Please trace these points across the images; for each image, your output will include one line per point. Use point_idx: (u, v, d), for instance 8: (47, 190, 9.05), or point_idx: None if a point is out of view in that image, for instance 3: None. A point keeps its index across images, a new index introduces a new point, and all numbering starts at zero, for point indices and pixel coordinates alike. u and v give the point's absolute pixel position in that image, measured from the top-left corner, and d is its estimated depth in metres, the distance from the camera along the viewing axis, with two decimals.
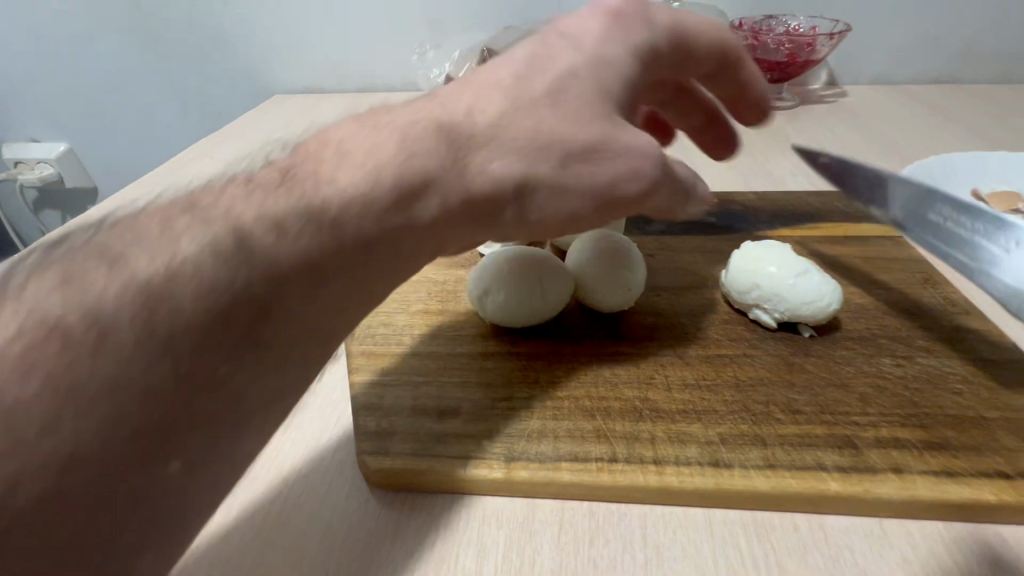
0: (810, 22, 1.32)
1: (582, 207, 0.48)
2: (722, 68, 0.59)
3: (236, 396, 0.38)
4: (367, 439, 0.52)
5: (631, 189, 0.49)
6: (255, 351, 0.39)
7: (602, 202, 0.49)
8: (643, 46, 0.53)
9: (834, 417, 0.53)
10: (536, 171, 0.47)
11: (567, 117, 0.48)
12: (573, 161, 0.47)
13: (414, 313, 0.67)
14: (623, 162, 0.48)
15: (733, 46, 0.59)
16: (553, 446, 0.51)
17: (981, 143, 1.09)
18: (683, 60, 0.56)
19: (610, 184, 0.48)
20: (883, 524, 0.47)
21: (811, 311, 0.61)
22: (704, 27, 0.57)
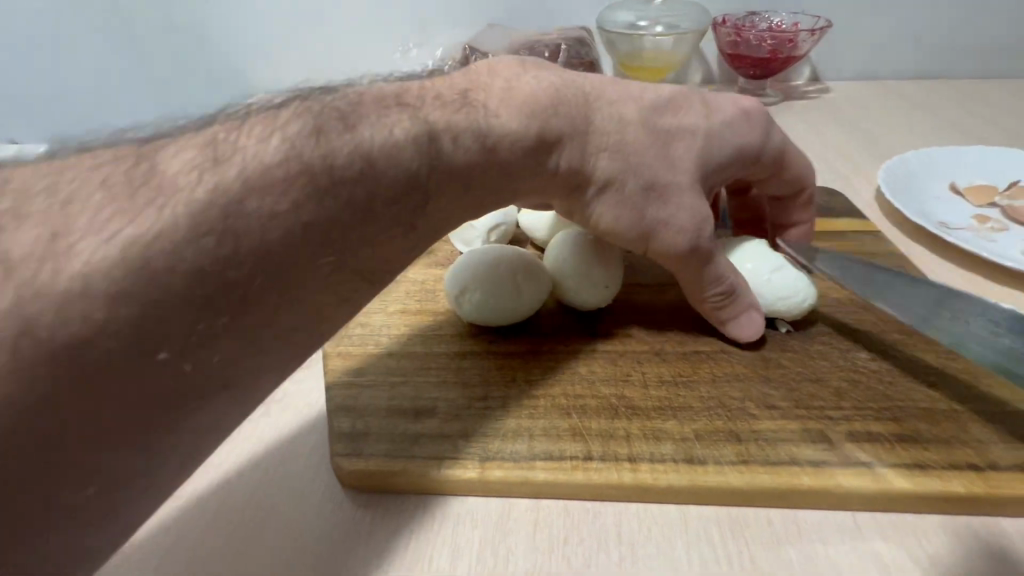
0: (792, 18, 1.31)
1: (621, 226, 0.57)
2: (798, 202, 0.69)
3: (248, 343, 0.40)
4: (341, 441, 0.51)
5: (673, 240, 0.57)
6: (291, 300, 0.42)
7: (641, 233, 0.57)
8: (757, 142, 0.60)
9: (809, 412, 0.53)
10: (617, 183, 0.55)
11: (655, 163, 0.55)
12: (643, 201, 0.56)
13: (392, 313, 0.67)
14: (676, 218, 0.56)
15: (808, 188, 0.68)
16: (528, 446, 0.51)
17: (959, 137, 1.10)
18: (764, 172, 0.64)
19: (656, 231, 0.57)
20: (855, 517, 0.47)
21: (785, 304, 0.62)
22: (795, 157, 0.65)
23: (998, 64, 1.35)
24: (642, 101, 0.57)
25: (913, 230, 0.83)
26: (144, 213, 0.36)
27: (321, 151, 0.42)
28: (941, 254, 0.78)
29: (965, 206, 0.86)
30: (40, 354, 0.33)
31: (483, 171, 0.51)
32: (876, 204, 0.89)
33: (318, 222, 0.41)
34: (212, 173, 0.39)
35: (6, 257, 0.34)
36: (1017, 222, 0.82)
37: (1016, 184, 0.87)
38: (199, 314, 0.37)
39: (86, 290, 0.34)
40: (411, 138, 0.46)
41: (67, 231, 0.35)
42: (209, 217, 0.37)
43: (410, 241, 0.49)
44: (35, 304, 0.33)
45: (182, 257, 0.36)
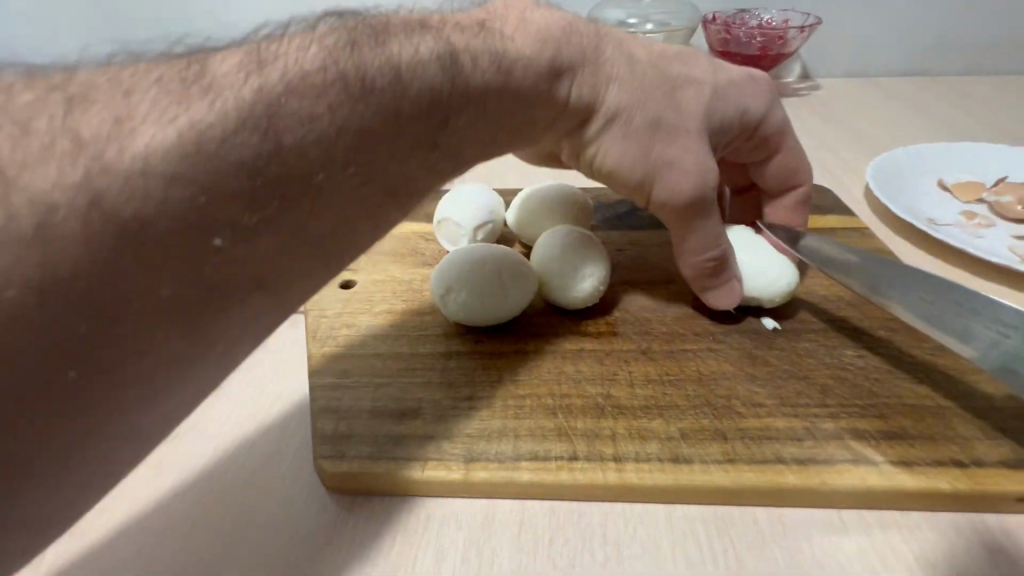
0: (783, 15, 1.31)
1: (618, 158, 0.57)
2: (792, 197, 0.70)
3: (285, 242, 0.42)
4: (324, 443, 0.51)
5: (671, 177, 0.56)
6: (323, 204, 0.43)
7: (640, 166, 0.57)
8: (760, 112, 0.62)
9: (795, 409, 0.53)
10: (623, 116, 0.56)
11: (662, 105, 0.56)
12: (649, 138, 0.56)
13: (379, 314, 0.66)
14: (676, 156, 0.56)
15: (804, 186, 0.69)
16: (513, 446, 0.51)
17: (948, 134, 1.10)
18: (761, 148, 0.66)
19: (659, 172, 0.56)
20: (842, 515, 0.47)
21: (771, 294, 0.63)
22: (794, 148, 0.67)
23: (986, 62, 1.35)
24: (651, 50, 0.59)
25: (901, 227, 0.83)
26: (197, 104, 0.39)
27: (353, 61, 0.44)
28: (928, 250, 0.78)
29: (953, 202, 0.86)
30: (107, 224, 0.35)
31: (496, 94, 0.52)
32: (865, 202, 0.89)
33: (350, 128, 0.43)
34: (257, 76, 0.41)
35: (76, 135, 0.36)
36: (1005, 218, 0.82)
37: (1002, 180, 0.87)
38: (244, 205, 0.39)
39: (147, 171, 0.36)
40: (435, 56, 0.48)
41: (131, 117, 0.37)
42: (255, 112, 0.40)
43: (431, 163, 0.50)
44: (103, 179, 0.35)
45: (232, 147, 0.39)
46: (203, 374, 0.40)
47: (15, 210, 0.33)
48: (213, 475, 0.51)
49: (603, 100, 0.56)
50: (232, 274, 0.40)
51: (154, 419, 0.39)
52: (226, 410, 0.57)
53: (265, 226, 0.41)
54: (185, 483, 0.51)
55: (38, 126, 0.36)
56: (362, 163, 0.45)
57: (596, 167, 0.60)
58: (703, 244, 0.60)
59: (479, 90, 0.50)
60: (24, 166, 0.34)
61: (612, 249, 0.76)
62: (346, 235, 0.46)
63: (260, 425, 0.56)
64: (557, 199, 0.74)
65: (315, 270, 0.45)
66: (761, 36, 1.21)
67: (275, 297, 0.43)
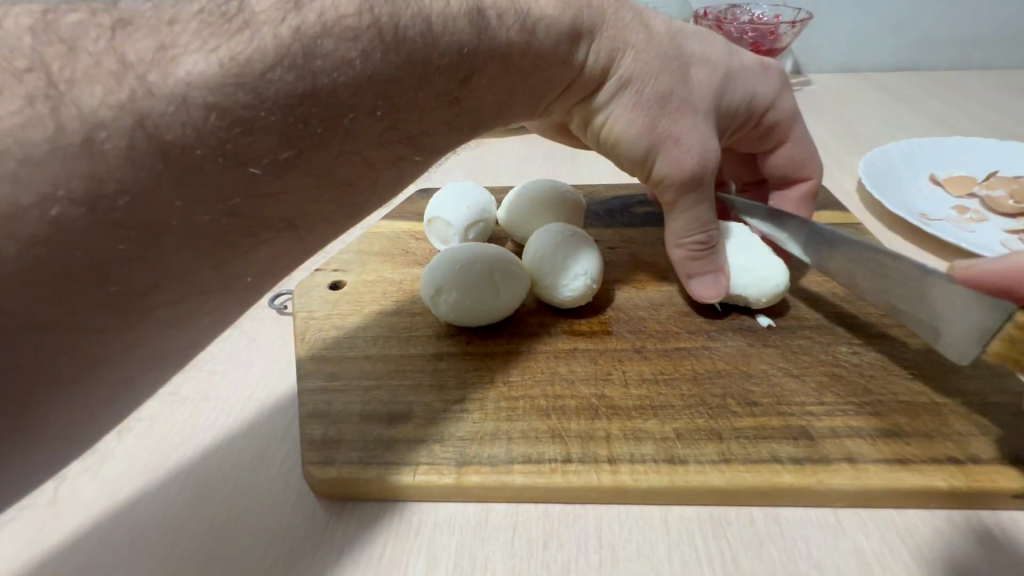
0: (773, 11, 1.30)
1: (620, 130, 0.56)
2: (798, 190, 0.70)
3: (313, 183, 0.42)
4: (312, 448, 0.50)
5: (674, 153, 0.55)
6: (350, 147, 0.43)
7: (642, 140, 0.55)
8: (770, 96, 0.61)
9: (791, 408, 0.52)
10: (634, 86, 0.54)
11: (674, 79, 0.55)
12: (658, 110, 0.54)
13: (370, 314, 0.65)
14: (682, 132, 0.55)
15: (811, 180, 0.69)
16: (506, 449, 0.50)
17: (940, 128, 1.10)
18: (770, 136, 0.66)
19: (662, 145, 0.55)
20: (839, 514, 0.46)
21: (756, 293, 0.62)
22: (806, 140, 0.67)
23: (972, 57, 1.36)
24: (670, 23, 0.57)
25: (895, 222, 0.83)
26: (237, 36, 0.37)
27: (388, 8, 0.42)
28: (921, 245, 0.78)
29: (945, 197, 0.86)
30: (151, 146, 0.34)
31: (521, 52, 0.49)
32: (858, 196, 0.89)
33: (380, 75, 0.41)
34: (294, 14, 0.39)
35: (120, 58, 0.34)
36: (996, 212, 0.82)
37: (993, 174, 0.87)
38: (277, 140, 0.38)
39: (189, 99, 0.35)
40: (463, 10, 0.46)
41: (173, 45, 0.36)
42: (291, 51, 0.38)
43: (454, 116, 0.48)
44: (147, 101, 0.34)
45: (268, 82, 0.37)
46: (226, 312, 0.41)
47: (61, 124, 0.32)
48: (199, 479, 0.50)
49: (618, 67, 0.54)
50: (263, 209, 0.40)
51: (178, 347, 0.40)
52: (211, 416, 0.56)
53: (297, 163, 0.40)
54: (168, 486, 0.49)
55: (84, 45, 0.34)
56: (388, 111, 0.43)
57: (602, 137, 0.59)
58: (689, 229, 0.60)
59: (504, 46, 0.48)
60: (70, 82, 0.33)
61: (605, 246, 0.75)
62: (368, 183, 0.45)
63: (246, 430, 0.54)
64: (550, 198, 0.73)
65: (337, 216, 0.45)
66: (752, 32, 1.18)
67: (299, 240, 0.43)
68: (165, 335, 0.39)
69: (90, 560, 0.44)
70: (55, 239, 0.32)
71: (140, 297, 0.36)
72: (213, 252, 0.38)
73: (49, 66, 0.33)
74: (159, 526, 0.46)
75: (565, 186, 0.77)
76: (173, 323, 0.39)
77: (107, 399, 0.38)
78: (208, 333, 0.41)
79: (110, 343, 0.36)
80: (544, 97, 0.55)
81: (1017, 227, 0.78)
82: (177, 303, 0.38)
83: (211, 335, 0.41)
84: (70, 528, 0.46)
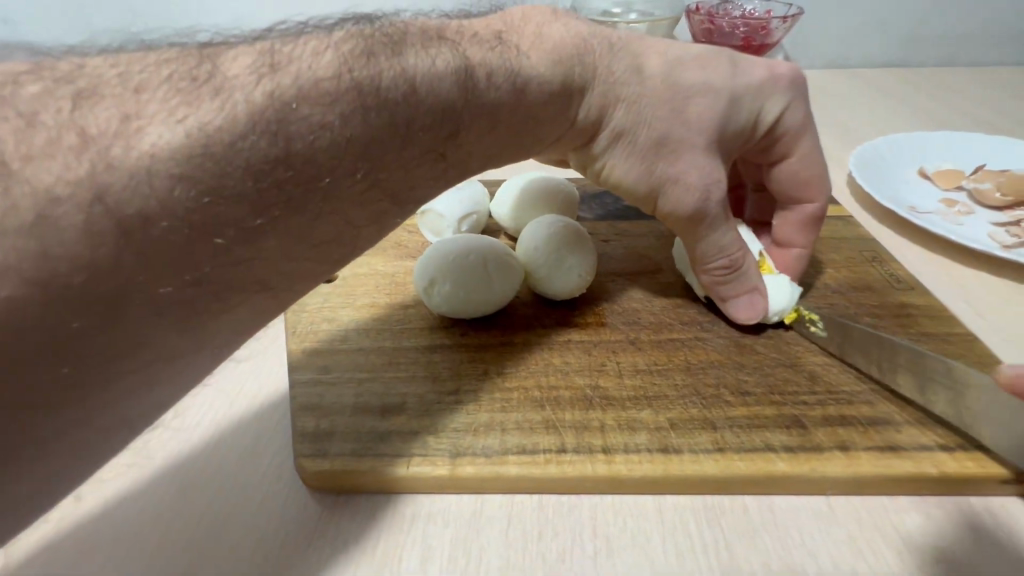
0: (765, 6, 1.31)
1: (627, 168, 0.55)
2: (802, 213, 0.65)
3: (286, 244, 0.42)
4: (304, 441, 0.49)
5: (678, 195, 0.55)
6: (328, 210, 0.43)
7: (647, 181, 0.55)
8: (774, 114, 0.57)
9: (783, 397, 0.53)
10: (629, 135, 0.54)
11: (671, 120, 0.53)
12: (655, 154, 0.54)
13: (360, 308, 0.64)
14: (687, 174, 0.54)
15: (815, 203, 0.64)
16: (499, 440, 0.50)
17: (927, 124, 1.12)
18: (770, 152, 0.62)
19: (665, 186, 0.55)
20: (831, 502, 0.47)
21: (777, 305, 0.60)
22: (815, 158, 0.62)
23: (963, 45, 1.36)
24: (667, 56, 0.54)
25: (887, 214, 0.84)
26: (206, 106, 0.37)
27: (368, 70, 0.42)
28: (911, 238, 0.79)
29: (935, 190, 0.87)
30: (110, 221, 0.34)
31: (512, 110, 0.49)
32: (848, 189, 0.90)
33: (357, 139, 0.41)
34: (269, 78, 0.39)
35: (82, 132, 0.34)
36: (984, 206, 0.82)
37: (982, 167, 0.88)
38: (249, 207, 0.39)
39: (153, 171, 0.35)
40: (451, 70, 0.45)
41: (138, 115, 0.36)
42: (264, 117, 0.38)
43: (441, 171, 0.48)
44: (106, 175, 0.34)
45: (240, 151, 0.37)
46: (234, 335, 0.42)
47: (16, 203, 0.33)
48: (188, 473, 0.49)
49: (610, 119, 0.53)
50: (234, 275, 0.40)
51: (176, 368, 0.40)
52: (199, 412, 0.55)
53: (268, 231, 0.40)
54: (155, 483, 0.49)
55: (42, 119, 0.34)
56: (369, 171, 0.43)
57: (602, 181, 0.58)
58: (705, 254, 0.58)
59: (494, 104, 0.48)
60: (27, 159, 0.33)
61: (599, 239, 0.75)
62: (350, 238, 0.46)
63: (238, 424, 0.54)
64: (544, 192, 0.73)
65: (313, 271, 0.45)
66: (744, 27, 1.18)
67: (275, 300, 0.43)
68: (154, 366, 0.39)
69: (76, 557, 0.44)
70: (17, 315, 0.33)
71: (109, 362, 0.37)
72: (180, 320, 0.38)
73: (4, 145, 0.33)
74: (141, 522, 0.46)
75: (562, 180, 0.76)
76: (138, 387, 0.39)
77: (93, 439, 0.39)
78: (169, 394, 0.41)
79: (90, 391, 0.37)
80: (533, 150, 0.55)
81: (1006, 220, 0.79)
82: (139, 371, 0.38)
83: (207, 362, 0.42)
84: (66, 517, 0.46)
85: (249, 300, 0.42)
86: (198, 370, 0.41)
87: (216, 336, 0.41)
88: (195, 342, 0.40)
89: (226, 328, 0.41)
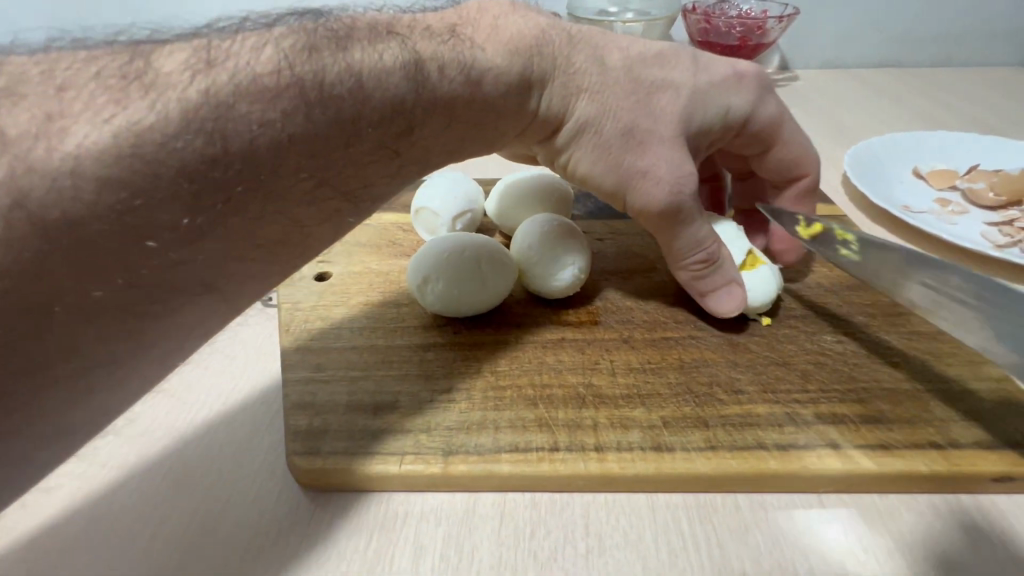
0: (762, 6, 1.32)
1: (596, 163, 0.55)
2: (797, 188, 0.66)
3: (233, 245, 0.42)
4: (298, 439, 0.49)
5: (647, 190, 0.54)
6: (272, 209, 0.43)
7: (617, 176, 0.55)
8: (744, 109, 0.57)
9: (775, 395, 0.53)
10: (594, 129, 0.53)
11: (634, 111, 0.53)
12: (621, 146, 0.53)
13: (354, 305, 0.64)
14: (653, 169, 0.53)
15: (810, 175, 0.65)
16: (493, 438, 0.49)
17: (922, 124, 1.12)
18: (754, 144, 0.61)
19: (633, 181, 0.54)
20: (824, 500, 0.47)
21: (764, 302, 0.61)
22: (799, 137, 0.62)
23: (957, 46, 1.37)
24: (628, 52, 0.55)
25: (882, 214, 0.84)
26: (136, 104, 0.37)
27: (310, 66, 0.42)
28: (905, 237, 0.79)
29: (929, 191, 0.87)
30: (29, 225, 0.34)
31: (466, 104, 0.49)
32: (845, 189, 0.90)
33: (300, 136, 0.41)
34: (204, 74, 0.39)
35: (1, 134, 0.35)
36: (978, 206, 0.83)
37: (975, 168, 0.89)
38: (183, 206, 0.38)
39: (76, 172, 0.35)
40: (399, 64, 0.45)
41: (62, 114, 0.36)
42: (200, 116, 0.38)
43: (394, 169, 0.49)
44: (26, 178, 0.34)
45: (174, 151, 0.37)
46: (186, 333, 0.42)
47: None
48: (180, 466, 0.49)
49: (574, 111, 0.53)
50: (176, 276, 0.40)
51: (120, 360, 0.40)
52: (189, 411, 0.54)
53: (208, 230, 0.40)
54: (140, 479, 0.48)
55: None
56: (315, 169, 0.43)
57: (569, 175, 0.58)
58: (685, 249, 0.58)
59: (446, 98, 0.48)
60: None
61: (594, 238, 0.75)
62: (299, 238, 0.46)
63: (227, 420, 0.53)
64: (538, 190, 0.73)
65: (264, 271, 0.44)
66: (739, 27, 1.20)
67: (223, 302, 0.43)
68: (106, 356, 0.39)
69: (59, 550, 0.43)
70: None
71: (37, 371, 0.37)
72: (114, 324, 0.38)
73: None
74: (125, 517, 0.46)
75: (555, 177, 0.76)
76: (88, 386, 0.39)
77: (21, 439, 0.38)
78: (109, 398, 0.41)
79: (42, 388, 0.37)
80: (495, 143, 0.55)
81: (998, 220, 0.79)
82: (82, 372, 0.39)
83: (166, 356, 0.42)
84: (50, 507, 0.46)
85: (209, 285, 0.41)
86: (155, 365, 0.42)
87: (165, 329, 0.41)
88: (153, 334, 0.40)
89: (187, 315, 0.41)
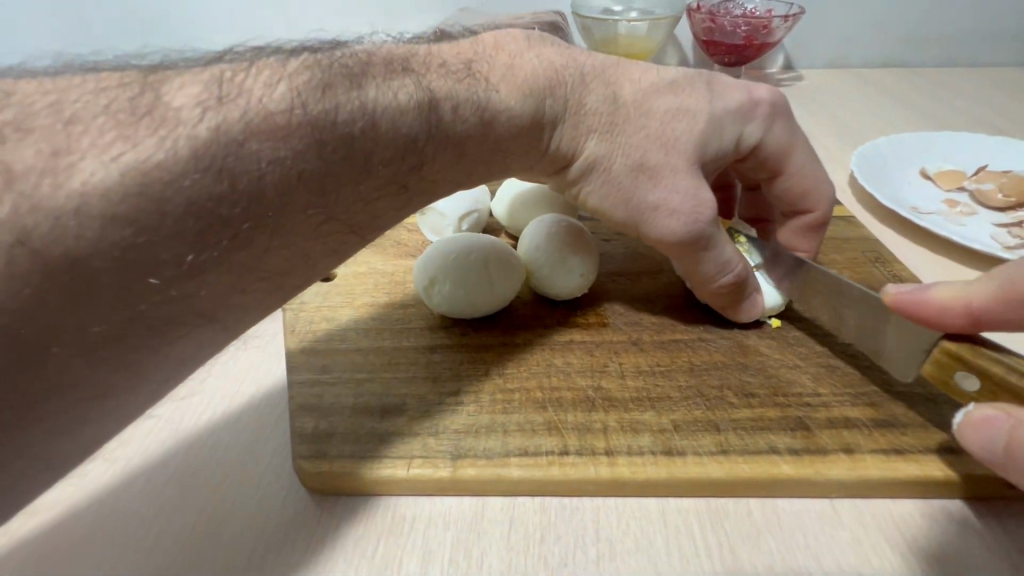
0: (766, 6, 1.31)
1: (608, 199, 0.55)
2: (800, 220, 0.63)
3: (239, 279, 0.41)
4: (305, 442, 0.49)
5: (661, 223, 0.53)
6: (278, 243, 0.42)
7: (631, 211, 0.54)
8: (754, 139, 0.56)
9: (787, 398, 0.52)
10: (605, 166, 0.53)
11: (646, 146, 0.52)
12: (631, 181, 0.53)
13: (360, 306, 0.64)
14: (665, 206, 0.53)
15: (816, 212, 0.62)
16: (501, 441, 0.49)
17: (930, 125, 1.11)
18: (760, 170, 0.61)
19: (647, 216, 0.54)
20: (837, 506, 0.46)
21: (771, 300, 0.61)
22: (811, 168, 0.60)
23: (961, 47, 1.36)
24: (640, 84, 0.54)
25: (889, 216, 0.83)
26: (145, 140, 0.36)
27: (323, 104, 0.41)
28: (913, 238, 0.78)
29: (937, 191, 0.87)
30: (33, 264, 0.33)
31: (478, 143, 0.50)
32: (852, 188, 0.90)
33: (309, 173, 0.41)
34: (216, 111, 0.38)
35: (6, 168, 0.33)
36: (986, 207, 0.82)
37: (983, 168, 0.88)
38: (188, 244, 0.38)
39: (82, 212, 0.34)
40: (413, 103, 0.45)
41: (68, 149, 0.35)
42: (210, 152, 0.37)
43: (403, 203, 0.49)
44: (30, 217, 0.33)
45: (180, 189, 0.36)
46: (197, 347, 0.41)
47: None
48: (184, 469, 0.49)
49: (584, 150, 0.53)
50: (171, 310, 0.39)
51: (120, 387, 0.39)
52: (196, 412, 0.53)
53: (213, 263, 0.39)
54: (143, 484, 0.48)
55: None
56: (322, 207, 0.43)
57: (581, 207, 0.58)
58: (711, 274, 0.56)
59: (460, 136, 0.48)
60: None
61: (601, 239, 0.75)
62: (305, 269, 0.45)
63: (230, 423, 0.53)
64: (546, 194, 0.72)
65: (261, 301, 0.43)
66: (745, 26, 1.18)
67: (221, 331, 0.42)
68: (109, 377, 0.38)
69: (64, 556, 0.43)
70: None
71: (45, 397, 0.36)
72: (119, 350, 0.38)
73: None
74: (130, 520, 0.45)
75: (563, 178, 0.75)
76: (87, 416, 0.38)
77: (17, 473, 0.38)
78: (109, 427, 0.40)
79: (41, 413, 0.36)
80: (506, 173, 0.55)
81: (1007, 220, 0.79)
82: (91, 398, 0.38)
83: (174, 371, 0.41)
84: (51, 511, 0.45)
85: (211, 310, 0.41)
86: (161, 387, 0.41)
87: (177, 338, 0.40)
88: (161, 348, 0.39)
89: (193, 324, 0.40)
